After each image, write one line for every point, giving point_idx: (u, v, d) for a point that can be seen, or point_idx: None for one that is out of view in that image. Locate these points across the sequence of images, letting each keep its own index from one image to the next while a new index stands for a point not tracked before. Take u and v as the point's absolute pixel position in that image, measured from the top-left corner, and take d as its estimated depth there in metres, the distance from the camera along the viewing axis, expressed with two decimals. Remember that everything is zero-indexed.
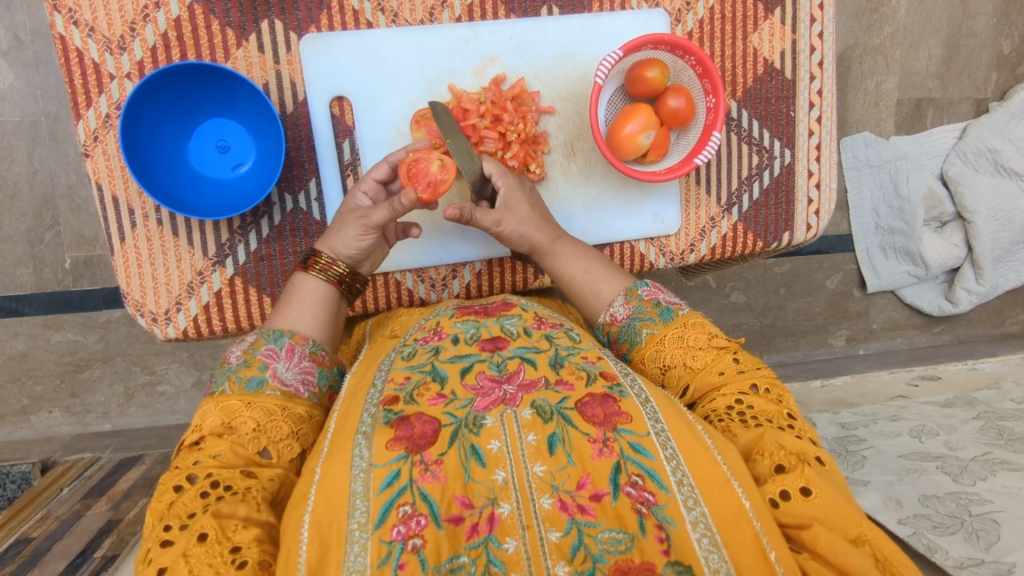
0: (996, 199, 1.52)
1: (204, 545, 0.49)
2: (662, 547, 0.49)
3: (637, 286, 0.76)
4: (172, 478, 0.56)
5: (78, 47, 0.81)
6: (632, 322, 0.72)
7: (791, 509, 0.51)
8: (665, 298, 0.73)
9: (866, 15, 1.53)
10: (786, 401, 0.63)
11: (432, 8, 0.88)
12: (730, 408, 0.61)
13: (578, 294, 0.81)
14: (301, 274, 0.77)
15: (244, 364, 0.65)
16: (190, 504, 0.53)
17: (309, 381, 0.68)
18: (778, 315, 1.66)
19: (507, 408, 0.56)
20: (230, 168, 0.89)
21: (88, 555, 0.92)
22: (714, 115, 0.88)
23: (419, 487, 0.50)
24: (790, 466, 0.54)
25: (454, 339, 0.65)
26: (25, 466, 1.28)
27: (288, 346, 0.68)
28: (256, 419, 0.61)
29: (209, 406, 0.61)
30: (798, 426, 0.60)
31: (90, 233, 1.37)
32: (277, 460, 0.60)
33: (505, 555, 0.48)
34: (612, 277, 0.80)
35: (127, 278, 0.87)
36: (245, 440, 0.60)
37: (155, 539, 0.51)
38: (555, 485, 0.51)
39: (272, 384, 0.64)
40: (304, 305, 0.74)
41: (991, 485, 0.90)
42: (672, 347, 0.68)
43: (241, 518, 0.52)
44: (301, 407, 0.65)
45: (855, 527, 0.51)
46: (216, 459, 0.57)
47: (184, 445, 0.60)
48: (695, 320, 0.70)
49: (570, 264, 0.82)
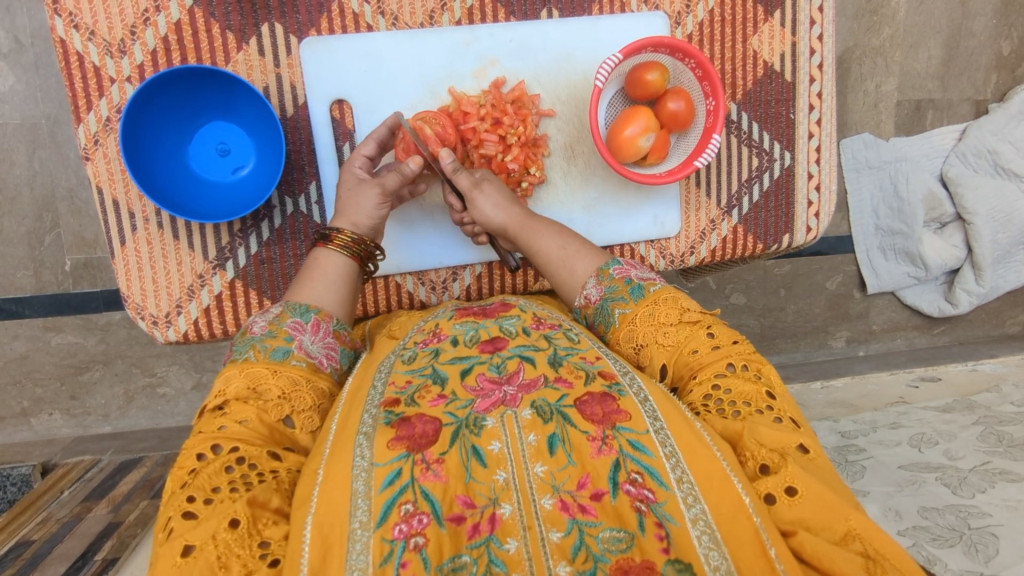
0: (996, 200, 1.52)
1: (234, 533, 0.48)
2: (662, 545, 0.48)
3: (608, 266, 0.75)
4: (197, 445, 0.56)
5: (78, 51, 0.81)
6: (605, 303, 0.72)
7: (780, 514, 0.51)
8: (637, 275, 0.73)
9: (865, 16, 1.53)
10: (764, 376, 0.63)
11: (432, 12, 0.89)
12: (708, 399, 0.61)
13: (554, 271, 0.80)
14: (325, 250, 0.77)
15: (270, 334, 0.65)
16: (215, 478, 0.53)
17: (331, 356, 0.69)
18: (778, 316, 1.66)
19: (507, 408, 0.56)
20: (231, 172, 0.89)
21: (88, 557, 0.91)
22: (714, 118, 0.88)
23: (420, 485, 0.50)
24: (774, 466, 0.53)
25: (453, 340, 0.65)
26: (25, 469, 1.28)
27: (314, 321, 0.69)
28: (282, 388, 0.61)
29: (233, 372, 0.62)
30: (778, 406, 0.60)
31: (90, 235, 1.37)
32: (299, 430, 0.61)
33: (507, 556, 0.48)
34: (587, 251, 0.79)
35: (127, 282, 0.87)
36: (270, 407, 0.60)
37: (177, 509, 0.51)
38: (556, 486, 0.51)
39: (297, 355, 0.65)
40: (327, 280, 0.74)
41: (991, 498, 0.90)
42: (645, 326, 0.68)
43: (273, 510, 0.52)
44: (323, 382, 0.65)
45: (844, 523, 0.50)
46: (242, 426, 0.57)
47: (206, 409, 0.59)
48: (666, 295, 0.70)
49: (545, 241, 0.81)
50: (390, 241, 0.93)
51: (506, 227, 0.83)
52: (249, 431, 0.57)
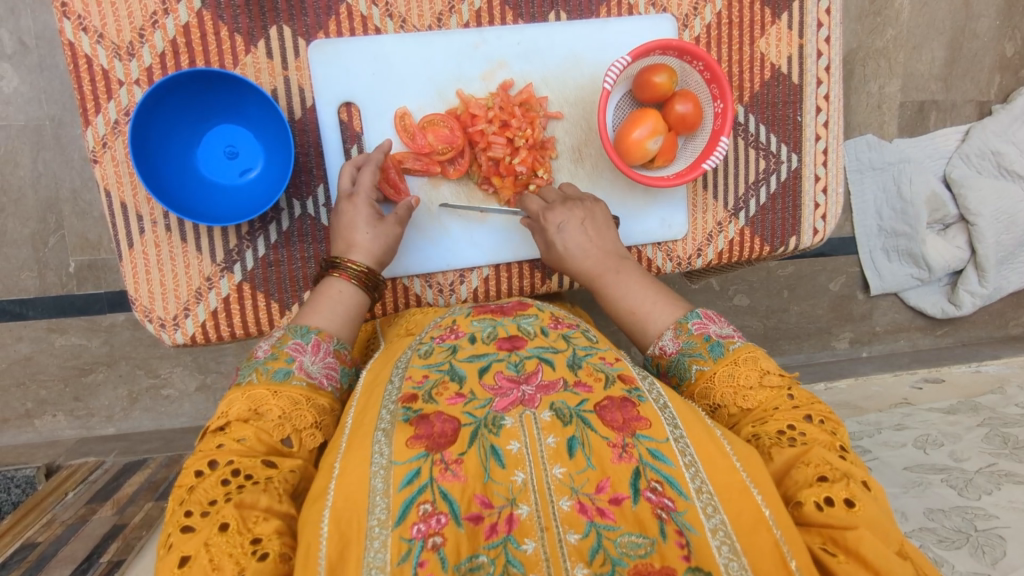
0: (999, 201, 1.52)
1: (224, 535, 0.49)
2: (682, 553, 0.48)
3: (687, 319, 0.73)
4: (195, 461, 0.56)
5: (87, 54, 0.81)
6: (681, 356, 0.71)
7: (834, 514, 0.52)
8: (716, 331, 0.71)
9: (868, 17, 1.53)
10: (841, 435, 0.61)
11: (440, 14, 0.89)
12: (781, 432, 0.60)
13: (626, 325, 0.79)
14: (345, 283, 0.77)
15: (272, 357, 0.65)
16: (211, 491, 0.53)
17: (332, 376, 0.68)
18: (781, 318, 1.66)
19: (526, 409, 0.56)
20: (239, 174, 0.89)
21: (93, 560, 0.91)
22: (722, 121, 0.88)
23: (439, 485, 0.50)
24: (835, 478, 0.54)
25: (471, 337, 0.65)
26: (30, 471, 1.29)
27: (314, 342, 0.68)
28: (282, 408, 0.61)
29: (235, 395, 0.61)
30: (851, 455, 0.59)
31: (94, 237, 1.37)
32: (299, 449, 0.60)
33: (524, 556, 0.48)
34: (659, 308, 0.76)
35: (135, 284, 0.88)
36: (270, 427, 0.59)
37: (176, 524, 0.51)
38: (574, 487, 0.51)
39: (298, 375, 0.64)
40: (344, 312, 0.75)
41: (997, 499, 0.90)
42: (722, 386, 0.67)
43: (262, 509, 0.52)
44: (323, 399, 0.65)
45: (898, 542, 0.51)
46: (240, 445, 0.57)
47: (207, 431, 0.59)
48: (746, 355, 0.68)
49: (616, 295, 0.79)
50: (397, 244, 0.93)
51: (583, 275, 0.83)
52: (246, 448, 0.57)
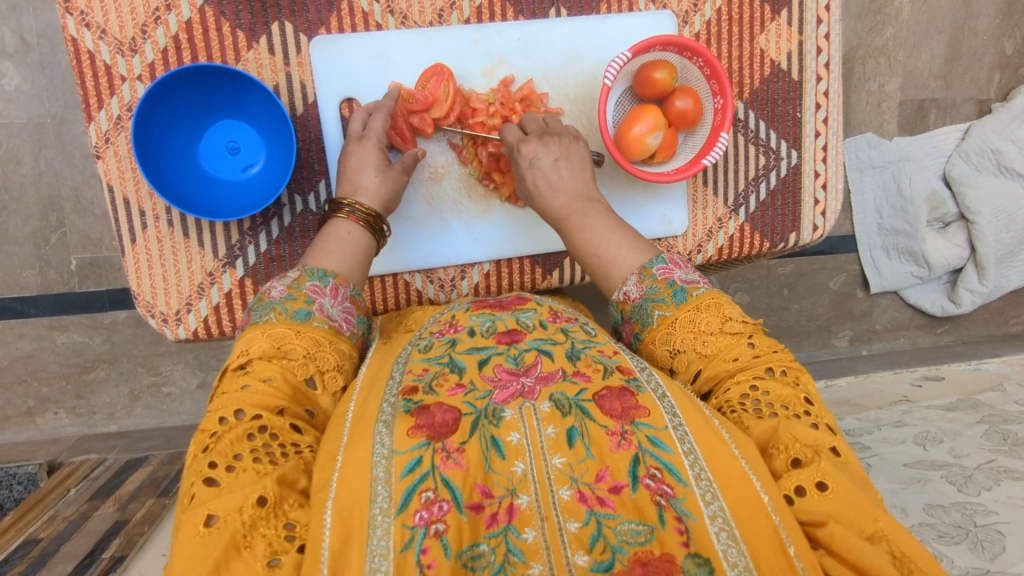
0: (999, 199, 1.52)
1: (261, 510, 0.49)
2: (682, 540, 0.49)
3: (652, 264, 0.72)
4: (221, 408, 0.56)
5: (90, 49, 0.82)
6: (644, 302, 0.70)
7: (807, 506, 0.51)
8: (681, 277, 0.71)
9: (868, 16, 1.54)
10: (804, 384, 0.62)
11: (441, 11, 0.89)
12: (744, 397, 0.60)
13: (592, 269, 0.78)
14: (349, 224, 0.77)
15: (290, 297, 0.65)
16: (238, 445, 0.53)
17: (349, 320, 0.69)
18: (781, 315, 1.66)
19: (526, 400, 0.57)
20: (241, 169, 0.89)
21: (96, 555, 0.91)
22: (722, 116, 0.89)
23: (441, 474, 0.51)
24: (809, 460, 0.54)
25: (470, 331, 0.66)
26: (32, 468, 1.29)
27: (333, 286, 0.69)
28: (305, 348, 0.62)
29: (256, 333, 0.62)
30: (816, 413, 0.59)
31: (96, 235, 1.38)
32: (321, 392, 0.62)
33: (524, 545, 0.48)
34: (627, 252, 0.75)
35: (138, 279, 0.88)
36: (296, 367, 0.60)
37: (200, 474, 0.51)
38: (574, 477, 0.51)
39: (319, 318, 0.65)
40: (353, 254, 0.75)
41: (997, 495, 0.90)
42: (684, 331, 0.67)
43: (299, 490, 0.52)
44: (344, 343, 0.66)
45: (873, 522, 0.50)
46: (268, 386, 0.57)
47: (228, 369, 0.60)
48: (709, 301, 0.68)
49: (586, 237, 0.78)
50: (397, 239, 0.93)
51: (549, 214, 0.82)
52: (273, 390, 0.57)
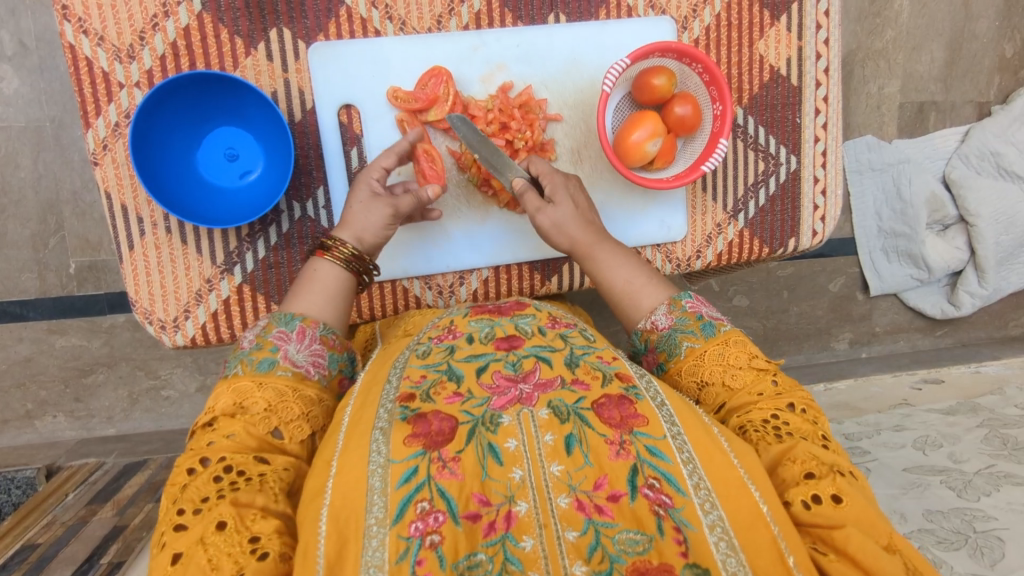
0: (998, 202, 1.52)
1: (222, 534, 0.50)
2: (680, 549, 0.48)
3: (680, 297, 0.74)
4: (187, 460, 0.57)
5: (87, 56, 0.82)
6: (673, 332, 0.71)
7: (822, 513, 0.51)
8: (708, 312, 0.72)
9: (868, 18, 1.53)
10: (823, 421, 0.62)
11: (440, 17, 0.89)
12: (766, 421, 0.60)
13: (615, 300, 0.78)
14: (325, 261, 0.76)
15: (257, 347, 0.66)
16: (203, 488, 0.54)
17: (319, 364, 0.68)
18: (781, 318, 1.66)
19: (524, 407, 0.57)
20: (239, 176, 0.89)
21: (94, 560, 0.91)
22: (721, 123, 0.89)
23: (437, 483, 0.51)
24: (822, 474, 0.54)
25: (469, 337, 0.65)
26: (30, 472, 1.29)
27: (299, 329, 0.68)
28: (268, 399, 0.61)
29: (223, 388, 0.62)
30: (834, 444, 0.60)
31: (95, 238, 1.37)
32: (289, 440, 0.60)
33: (523, 554, 0.48)
34: (653, 286, 0.77)
35: (135, 286, 0.88)
36: (257, 420, 0.60)
37: (169, 523, 0.52)
38: (572, 485, 0.51)
39: (283, 365, 0.65)
40: (326, 292, 0.74)
41: (996, 501, 0.90)
42: (712, 364, 0.67)
43: (259, 507, 0.52)
44: (311, 389, 0.65)
45: (884, 535, 0.51)
46: (230, 440, 0.57)
47: (197, 428, 0.60)
48: (736, 338, 0.69)
49: (611, 269, 0.79)
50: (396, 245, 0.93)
51: (571, 243, 0.80)
52: (235, 444, 0.57)
